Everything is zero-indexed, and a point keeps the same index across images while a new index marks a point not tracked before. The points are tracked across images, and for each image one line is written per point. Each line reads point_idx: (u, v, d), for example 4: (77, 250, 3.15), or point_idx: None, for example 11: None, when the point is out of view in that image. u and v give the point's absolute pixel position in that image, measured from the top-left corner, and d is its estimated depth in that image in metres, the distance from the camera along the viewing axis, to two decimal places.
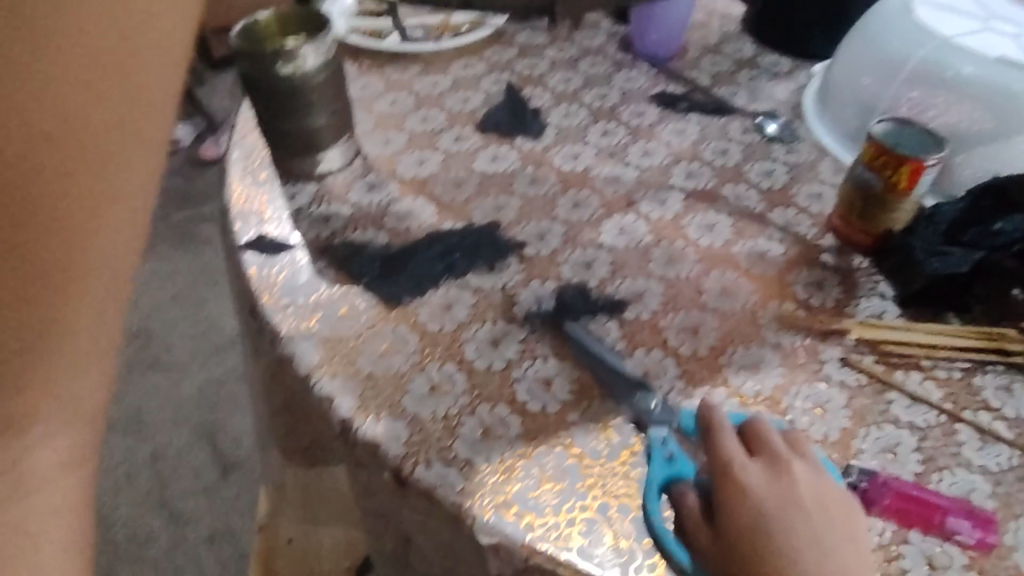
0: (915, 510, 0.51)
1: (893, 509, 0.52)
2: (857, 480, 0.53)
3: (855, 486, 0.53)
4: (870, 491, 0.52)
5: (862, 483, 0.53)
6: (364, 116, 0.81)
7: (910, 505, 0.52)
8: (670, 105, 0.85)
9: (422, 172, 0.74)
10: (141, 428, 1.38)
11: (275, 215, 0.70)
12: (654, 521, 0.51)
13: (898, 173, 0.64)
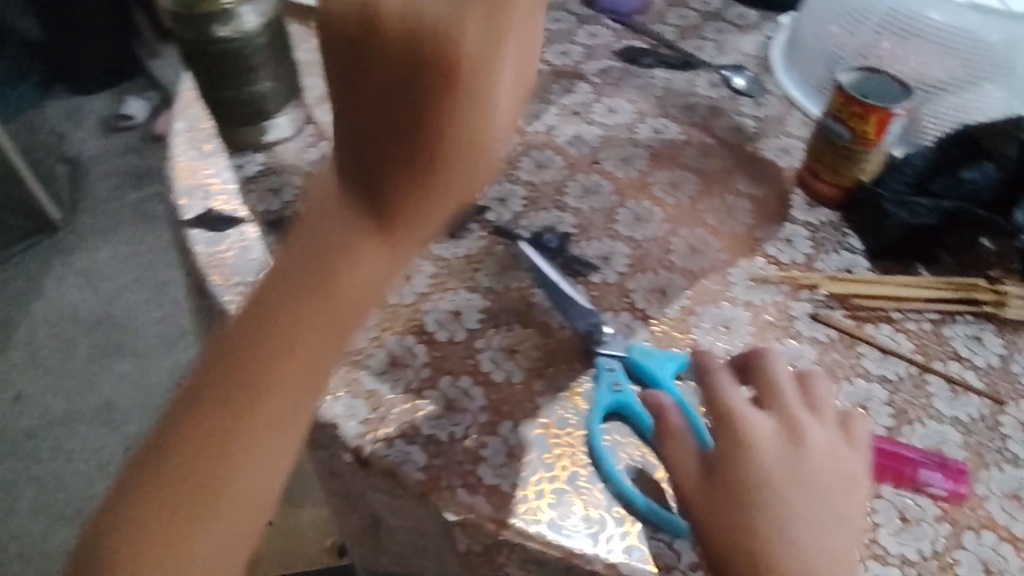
0: (887, 464, 0.48)
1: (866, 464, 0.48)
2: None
3: None
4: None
5: None
6: (316, 81, 0.76)
7: (883, 459, 0.48)
8: (632, 61, 0.80)
9: None
10: (144, 421, 1.34)
11: (224, 189, 0.64)
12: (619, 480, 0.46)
13: (865, 123, 0.60)
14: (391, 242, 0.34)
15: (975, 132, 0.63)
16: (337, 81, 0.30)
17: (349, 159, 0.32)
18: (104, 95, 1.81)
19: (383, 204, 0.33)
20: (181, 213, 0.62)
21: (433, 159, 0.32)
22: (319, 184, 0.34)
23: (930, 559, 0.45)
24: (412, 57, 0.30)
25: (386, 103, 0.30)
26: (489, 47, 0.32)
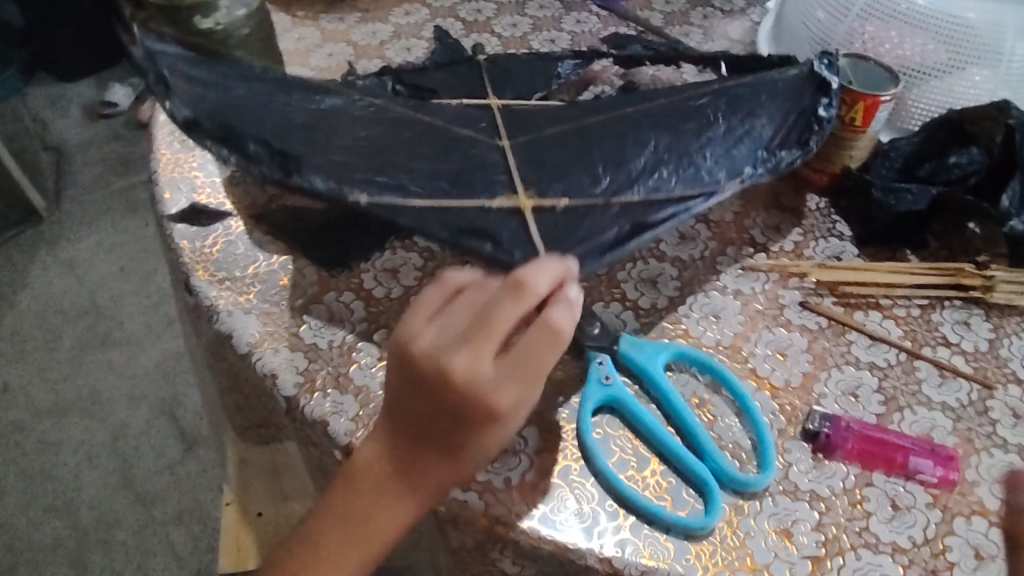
0: (879, 453, 0.48)
1: (857, 452, 0.48)
2: (816, 425, 0.49)
3: (817, 433, 0.49)
4: (832, 437, 0.49)
5: (824, 429, 0.49)
6: (301, 71, 0.76)
7: (874, 448, 0.48)
8: (619, 46, 0.78)
9: None
10: (133, 413, 1.33)
11: (207, 181, 0.63)
12: (610, 476, 0.46)
13: (852, 109, 0.60)
14: (409, 483, 0.42)
15: (961, 118, 0.63)
16: (389, 378, 0.42)
17: (386, 427, 0.43)
18: (88, 81, 1.79)
19: (399, 466, 0.42)
20: (164, 207, 0.61)
21: (451, 430, 0.41)
22: (373, 436, 0.43)
23: (920, 545, 0.45)
24: (430, 373, 0.40)
25: (417, 399, 0.41)
26: (499, 381, 0.40)
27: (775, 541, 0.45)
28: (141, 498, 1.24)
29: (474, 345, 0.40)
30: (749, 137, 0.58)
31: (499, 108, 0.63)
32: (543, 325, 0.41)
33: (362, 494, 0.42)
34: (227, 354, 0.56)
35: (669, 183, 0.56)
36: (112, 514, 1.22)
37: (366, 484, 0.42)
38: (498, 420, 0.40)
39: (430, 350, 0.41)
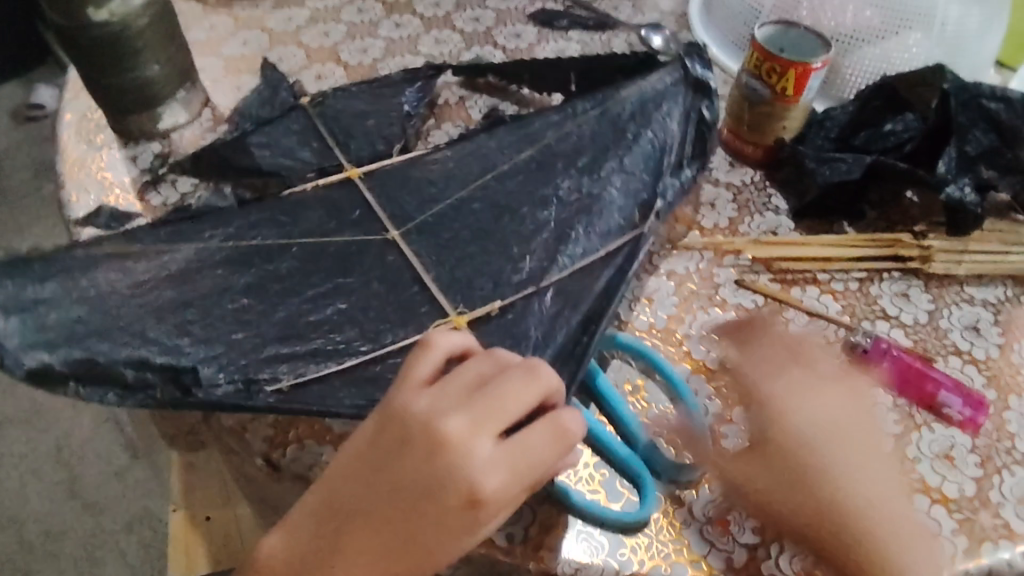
0: (912, 381, 0.49)
1: (889, 375, 0.50)
2: (859, 340, 0.52)
3: (858, 346, 0.51)
4: (871, 352, 0.51)
5: (865, 344, 0.51)
6: (212, 61, 0.72)
7: (908, 375, 0.49)
8: (547, 22, 0.77)
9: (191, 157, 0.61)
10: (77, 419, 1.28)
11: (117, 182, 0.62)
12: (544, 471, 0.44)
13: (783, 79, 0.58)
14: (343, 554, 0.35)
15: (894, 84, 0.61)
16: (352, 441, 0.37)
17: (320, 494, 0.37)
18: (14, 84, 1.71)
19: (322, 544, 0.36)
20: (70, 212, 0.60)
21: (416, 506, 0.35)
22: (328, 472, 0.37)
23: None
24: (412, 438, 0.36)
25: (382, 466, 0.36)
26: (488, 463, 0.35)
27: (714, 531, 0.43)
28: (88, 507, 1.19)
29: (474, 411, 0.36)
30: (645, 158, 0.56)
31: (359, 180, 0.57)
32: (550, 417, 0.36)
33: (309, 540, 0.36)
34: None
35: (587, 237, 0.52)
36: (58, 525, 1.17)
37: (321, 530, 0.36)
38: (473, 510, 0.35)
39: (424, 412, 0.36)
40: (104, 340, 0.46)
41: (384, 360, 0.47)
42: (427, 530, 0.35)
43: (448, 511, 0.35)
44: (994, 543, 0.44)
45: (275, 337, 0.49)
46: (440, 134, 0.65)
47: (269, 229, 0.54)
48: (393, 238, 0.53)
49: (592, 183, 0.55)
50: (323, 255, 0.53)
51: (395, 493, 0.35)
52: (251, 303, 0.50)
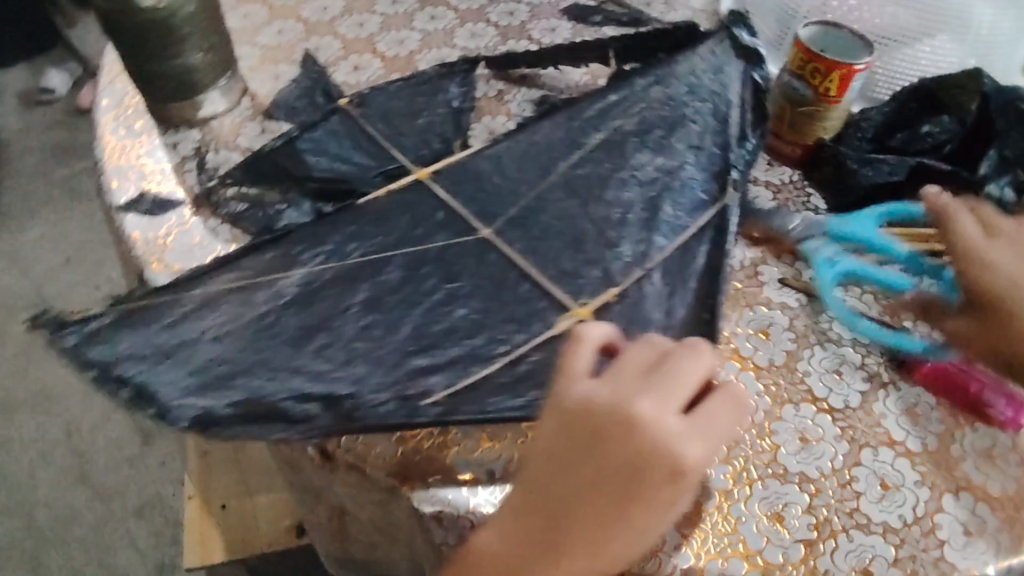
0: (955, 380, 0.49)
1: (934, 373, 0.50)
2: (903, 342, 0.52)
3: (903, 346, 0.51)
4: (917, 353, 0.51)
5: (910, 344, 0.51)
6: (248, 50, 0.72)
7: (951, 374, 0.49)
8: (581, 19, 0.76)
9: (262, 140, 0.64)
10: (86, 406, 1.28)
11: (157, 168, 0.62)
12: None
13: (827, 80, 0.58)
14: (565, 539, 0.37)
15: (934, 87, 0.62)
16: (538, 440, 0.39)
17: (522, 495, 0.39)
18: (24, 67, 1.70)
19: (540, 541, 0.38)
20: (113, 197, 0.60)
21: (628, 482, 0.37)
22: (525, 473, 0.39)
23: (912, 525, 0.45)
24: (603, 425, 0.37)
25: (579, 457, 0.37)
26: (683, 434, 0.37)
27: (768, 526, 0.44)
28: (98, 492, 1.20)
29: (655, 392, 0.38)
30: (711, 132, 0.59)
31: (429, 180, 0.57)
32: (723, 391, 0.40)
33: (528, 539, 0.38)
34: None
35: (668, 216, 0.54)
36: (68, 510, 1.18)
37: (535, 523, 0.38)
38: (679, 480, 0.37)
39: (609, 398, 0.38)
40: (217, 356, 0.47)
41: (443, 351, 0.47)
42: (640, 502, 0.37)
43: (659, 482, 0.37)
44: None
45: (396, 331, 0.49)
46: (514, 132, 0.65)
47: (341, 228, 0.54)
48: (484, 235, 0.53)
49: (671, 153, 0.58)
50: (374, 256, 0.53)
51: (604, 476, 0.37)
52: (372, 297, 0.51)
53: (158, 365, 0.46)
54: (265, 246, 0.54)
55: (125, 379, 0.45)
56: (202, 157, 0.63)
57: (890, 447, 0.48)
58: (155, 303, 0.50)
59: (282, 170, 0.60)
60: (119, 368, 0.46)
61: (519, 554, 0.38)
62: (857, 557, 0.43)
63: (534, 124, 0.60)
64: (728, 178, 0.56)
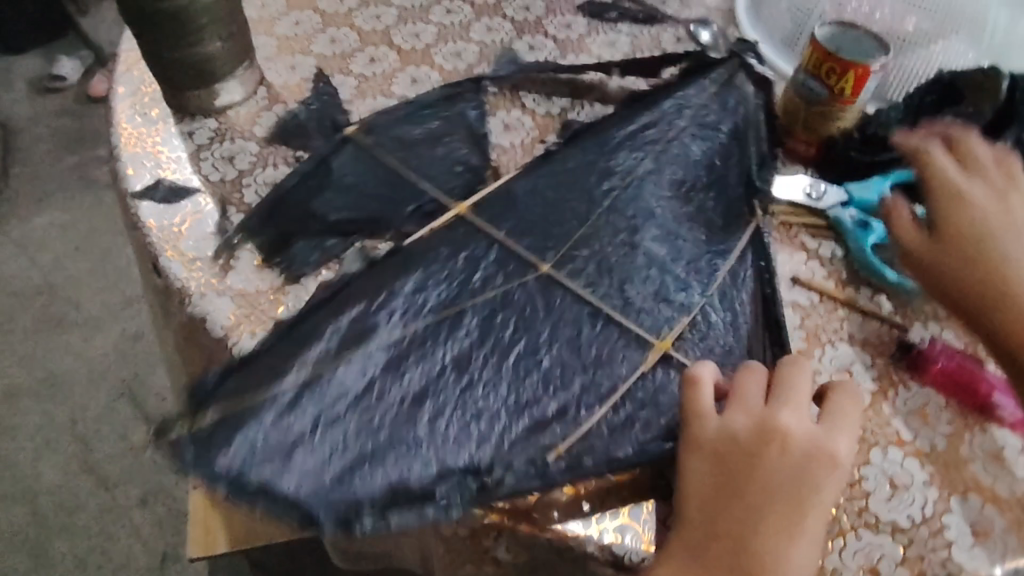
0: (964, 381, 0.50)
1: (944, 374, 0.51)
2: (915, 340, 0.52)
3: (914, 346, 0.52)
4: (928, 352, 0.51)
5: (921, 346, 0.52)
6: (265, 40, 0.72)
7: (960, 375, 0.50)
8: (597, 15, 0.76)
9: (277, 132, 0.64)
10: (92, 394, 1.29)
11: (172, 157, 0.62)
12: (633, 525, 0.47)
13: (842, 79, 0.58)
14: (764, 536, 0.40)
15: (952, 81, 0.61)
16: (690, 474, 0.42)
17: (699, 502, 0.41)
18: (37, 54, 1.71)
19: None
20: (130, 184, 0.61)
21: (801, 476, 0.41)
22: (691, 488, 0.42)
23: (920, 525, 0.45)
24: (755, 445, 0.42)
25: (755, 460, 0.41)
26: (828, 434, 0.43)
27: None
28: (104, 481, 1.20)
29: (791, 402, 0.44)
30: (737, 152, 0.59)
31: (469, 216, 0.54)
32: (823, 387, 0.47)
33: (717, 538, 0.40)
34: (201, 338, 0.54)
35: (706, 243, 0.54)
36: (74, 498, 1.18)
37: (724, 525, 0.40)
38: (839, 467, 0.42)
39: (758, 410, 0.43)
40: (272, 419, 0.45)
41: None
42: (814, 489, 0.41)
43: (821, 470, 0.41)
44: None
45: (461, 362, 0.48)
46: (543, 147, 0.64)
47: (406, 275, 0.51)
48: (545, 270, 0.51)
49: (706, 169, 0.57)
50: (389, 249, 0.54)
51: (777, 472, 0.41)
52: (460, 356, 0.48)
53: (290, 463, 0.44)
54: (338, 303, 0.50)
55: (266, 484, 0.43)
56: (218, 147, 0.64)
57: (900, 447, 0.48)
58: (252, 382, 0.46)
59: (304, 211, 0.56)
60: (274, 477, 0.43)
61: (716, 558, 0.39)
62: (865, 556, 0.44)
63: (559, 152, 0.58)
64: (756, 204, 0.57)
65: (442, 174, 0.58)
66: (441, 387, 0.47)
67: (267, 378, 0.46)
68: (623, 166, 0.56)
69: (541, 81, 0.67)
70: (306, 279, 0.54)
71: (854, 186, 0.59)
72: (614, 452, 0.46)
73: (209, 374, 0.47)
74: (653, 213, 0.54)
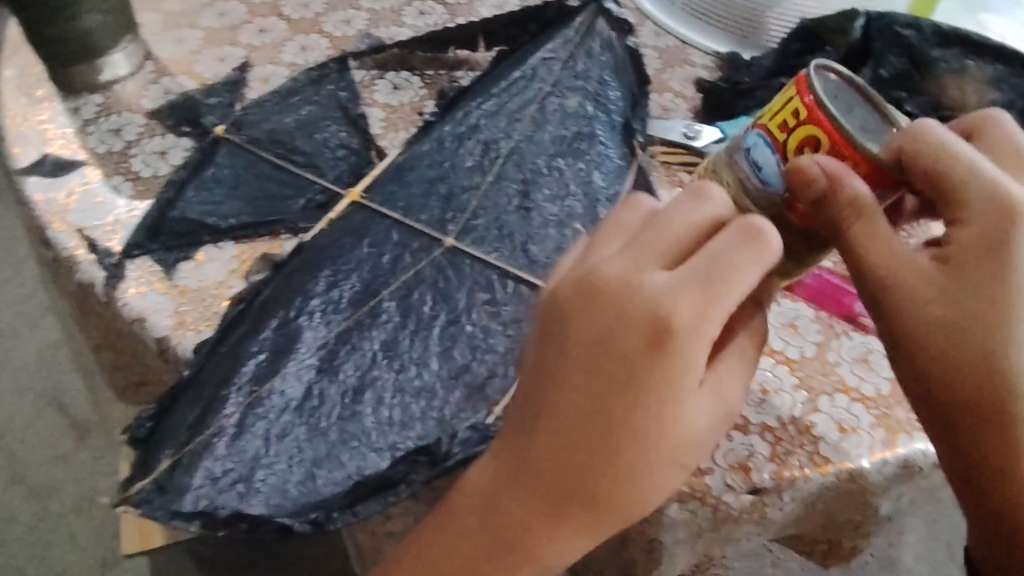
0: (830, 295, 0.53)
1: (811, 289, 0.54)
2: None
3: None
4: None
5: None
6: (152, 17, 0.72)
7: (827, 289, 0.54)
8: None
9: (165, 101, 0.64)
10: (19, 404, 1.26)
11: (61, 133, 0.60)
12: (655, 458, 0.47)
13: None
14: (590, 329, 0.33)
15: (814, 26, 0.66)
16: (664, 286, 0.32)
17: (576, 406, 0.33)
18: None
19: (551, 483, 0.33)
20: (14, 162, 0.57)
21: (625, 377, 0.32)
22: (613, 274, 0.33)
23: (788, 424, 0.48)
24: (645, 419, 0.32)
25: (627, 417, 0.32)
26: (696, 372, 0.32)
27: None
28: (35, 492, 1.18)
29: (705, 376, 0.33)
30: (614, 96, 0.61)
31: (364, 200, 0.54)
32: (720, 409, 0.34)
33: (558, 434, 0.33)
34: (93, 305, 0.54)
35: (598, 180, 0.57)
36: (5, 512, 1.16)
37: (551, 427, 0.33)
38: (594, 454, 0.33)
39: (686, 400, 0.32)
40: (185, 407, 0.42)
41: (343, 287, 0.48)
42: (572, 367, 0.33)
43: (598, 387, 0.32)
44: (908, 434, 0.47)
45: (336, 290, 0.48)
46: (431, 103, 0.64)
47: (313, 276, 0.48)
48: (449, 244, 0.52)
49: (584, 119, 0.59)
50: (280, 211, 0.54)
51: (620, 333, 0.32)
52: (389, 339, 0.46)
53: (254, 486, 0.39)
54: (255, 314, 0.46)
55: (236, 511, 0.38)
56: (104, 120, 0.63)
57: (771, 355, 0.51)
58: (192, 416, 0.41)
59: (193, 218, 0.54)
60: (242, 501, 0.39)
61: (545, 423, 0.33)
62: (736, 455, 0.46)
63: (439, 122, 0.59)
64: (633, 141, 0.59)
65: (337, 134, 0.59)
66: (378, 379, 0.44)
67: (205, 410, 0.41)
68: (502, 134, 0.58)
69: (409, 60, 0.66)
70: (202, 247, 0.53)
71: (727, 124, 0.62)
72: None
73: (141, 417, 0.42)
74: (539, 171, 0.56)
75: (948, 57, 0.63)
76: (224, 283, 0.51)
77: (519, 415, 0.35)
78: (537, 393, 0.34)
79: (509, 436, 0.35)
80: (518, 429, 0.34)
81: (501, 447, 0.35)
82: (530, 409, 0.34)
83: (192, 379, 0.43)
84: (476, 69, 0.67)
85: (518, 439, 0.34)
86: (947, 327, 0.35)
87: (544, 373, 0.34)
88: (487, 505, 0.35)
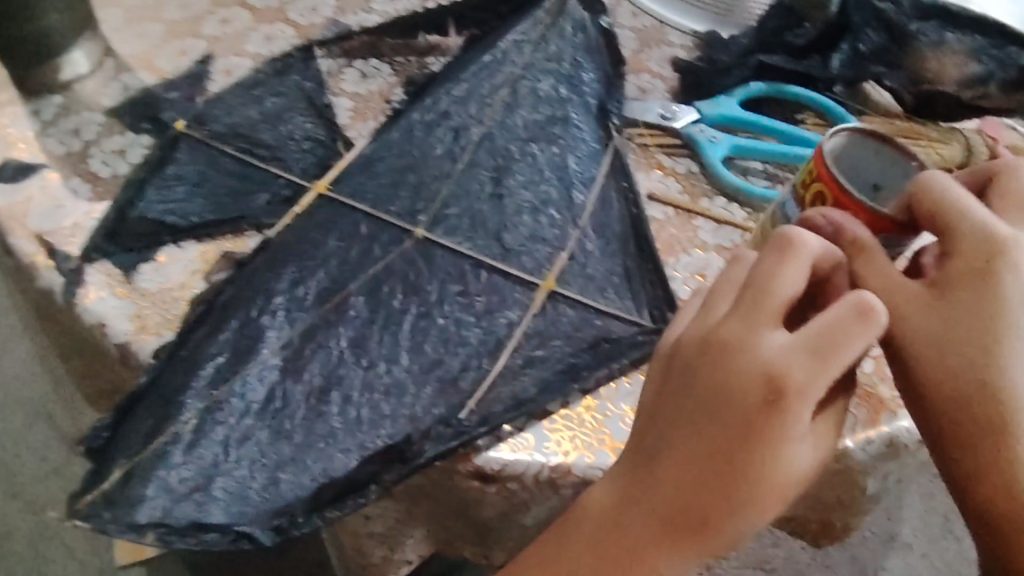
0: None
1: None
2: None
3: None
4: None
5: None
6: (112, 12, 0.70)
7: None
8: None
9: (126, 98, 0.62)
10: None
11: (19, 135, 0.58)
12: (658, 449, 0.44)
13: None
14: (708, 378, 0.33)
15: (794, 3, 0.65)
16: (784, 346, 0.32)
17: (693, 450, 0.33)
18: None
19: (668, 521, 0.34)
20: None
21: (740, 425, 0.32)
22: (732, 330, 0.33)
23: None
24: (759, 469, 0.32)
25: (742, 466, 0.32)
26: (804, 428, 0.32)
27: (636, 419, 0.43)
28: None
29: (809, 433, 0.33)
30: (589, 77, 0.59)
31: (331, 193, 0.52)
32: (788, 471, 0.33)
33: (678, 476, 0.33)
34: (54, 310, 0.52)
35: (574, 163, 0.54)
36: None
37: (668, 468, 0.34)
38: (712, 495, 0.33)
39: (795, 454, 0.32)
40: (140, 415, 0.40)
41: (308, 284, 0.46)
42: (691, 413, 0.33)
43: (715, 435, 0.33)
44: (892, 412, 0.45)
45: (301, 286, 0.46)
46: (400, 90, 0.62)
47: (277, 273, 0.46)
48: (420, 235, 0.50)
49: (557, 103, 0.57)
50: (243, 208, 0.53)
51: (735, 384, 0.32)
52: (357, 335, 0.44)
53: (213, 495, 0.38)
54: (215, 315, 0.44)
55: (192, 522, 0.37)
56: (63, 120, 0.61)
57: None
58: (148, 423, 0.40)
59: (153, 218, 0.52)
60: (200, 512, 0.37)
61: (663, 465, 0.34)
62: None
63: (408, 109, 0.57)
64: (609, 123, 0.57)
65: (303, 126, 0.58)
66: (346, 377, 0.42)
67: (161, 418, 0.40)
68: (473, 120, 0.56)
69: (378, 46, 0.65)
70: (163, 247, 0.51)
71: (704, 106, 0.61)
72: (521, 394, 0.43)
73: (97, 427, 0.40)
74: (512, 157, 0.55)
75: (926, 30, 0.63)
76: (185, 284, 0.50)
77: (639, 455, 0.35)
78: (659, 437, 0.34)
79: (628, 473, 0.35)
80: (637, 469, 0.35)
81: (617, 484, 0.36)
82: (652, 448, 0.35)
83: (150, 386, 0.41)
84: (447, 54, 0.65)
85: (636, 477, 0.35)
86: (941, 347, 0.35)
87: (665, 416, 0.34)
88: (598, 538, 0.36)
